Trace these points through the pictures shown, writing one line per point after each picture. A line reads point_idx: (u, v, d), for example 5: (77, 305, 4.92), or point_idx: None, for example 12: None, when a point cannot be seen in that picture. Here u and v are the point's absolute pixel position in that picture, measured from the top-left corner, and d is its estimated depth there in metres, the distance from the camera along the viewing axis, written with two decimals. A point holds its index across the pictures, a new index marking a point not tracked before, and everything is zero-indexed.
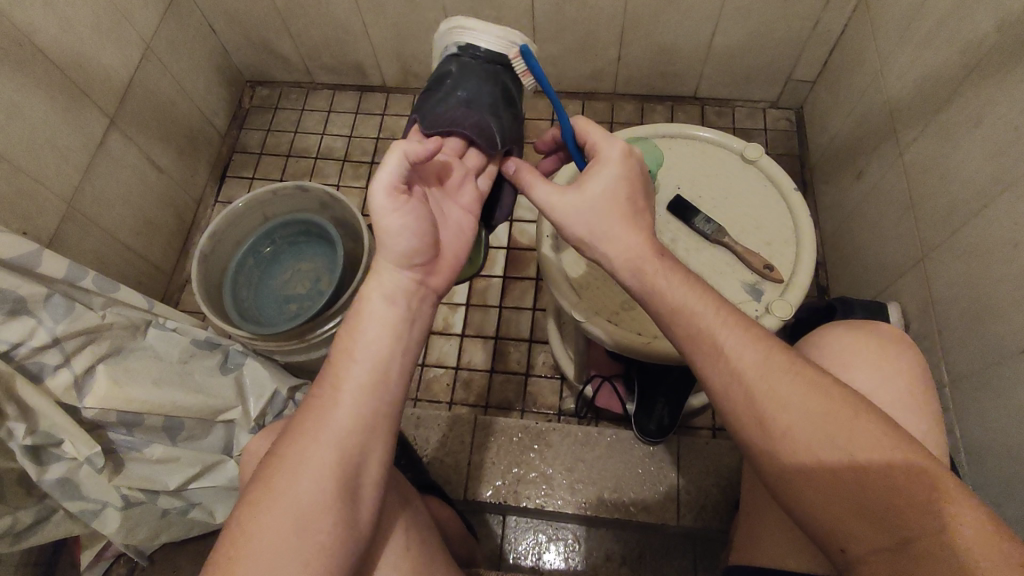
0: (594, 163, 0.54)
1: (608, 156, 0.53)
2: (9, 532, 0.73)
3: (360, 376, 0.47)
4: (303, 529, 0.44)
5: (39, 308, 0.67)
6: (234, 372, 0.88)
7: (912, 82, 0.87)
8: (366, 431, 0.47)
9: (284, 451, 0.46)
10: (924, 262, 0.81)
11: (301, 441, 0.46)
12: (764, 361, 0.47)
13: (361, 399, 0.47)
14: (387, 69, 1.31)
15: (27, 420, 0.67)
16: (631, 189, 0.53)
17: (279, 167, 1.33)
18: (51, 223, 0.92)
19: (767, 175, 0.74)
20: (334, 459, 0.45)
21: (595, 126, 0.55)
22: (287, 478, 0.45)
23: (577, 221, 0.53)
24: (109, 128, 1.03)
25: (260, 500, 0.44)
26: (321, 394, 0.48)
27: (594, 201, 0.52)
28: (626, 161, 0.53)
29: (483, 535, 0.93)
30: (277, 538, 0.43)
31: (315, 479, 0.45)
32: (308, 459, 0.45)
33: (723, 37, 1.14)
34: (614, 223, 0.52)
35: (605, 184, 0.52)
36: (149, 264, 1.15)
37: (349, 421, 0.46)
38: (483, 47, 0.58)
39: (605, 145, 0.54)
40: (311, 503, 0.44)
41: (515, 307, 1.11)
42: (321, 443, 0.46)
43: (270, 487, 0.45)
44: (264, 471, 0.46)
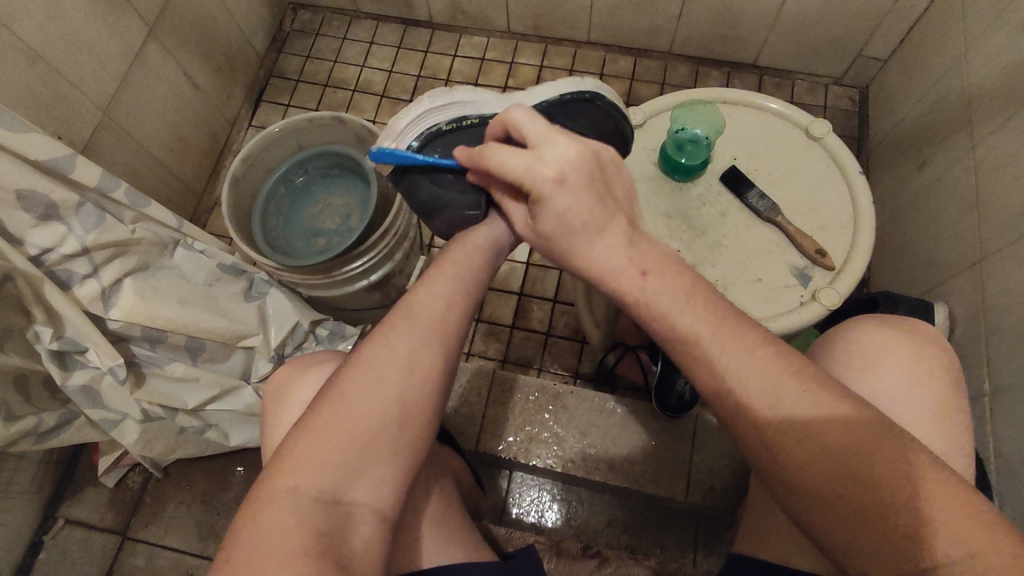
0: (534, 201, 0.46)
1: (539, 190, 0.45)
2: (33, 431, 0.75)
3: (457, 285, 0.51)
4: (402, 416, 0.46)
5: (70, 215, 0.65)
6: (257, 301, 0.87)
7: (1000, 69, 0.81)
8: (459, 332, 0.50)
9: (379, 342, 0.48)
10: (981, 264, 0.77)
11: (402, 334, 0.48)
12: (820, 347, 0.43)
13: (430, 331, 0.49)
14: (434, 3, 1.26)
15: (54, 324, 0.68)
16: (587, 207, 0.45)
17: (315, 96, 1.30)
18: (85, 130, 0.91)
19: (831, 154, 0.69)
20: (433, 355, 0.48)
21: (502, 155, 0.46)
22: (389, 367, 0.47)
23: (554, 256, 0.48)
24: (148, 37, 1.00)
25: (359, 382, 0.46)
26: (417, 294, 0.50)
27: (562, 231, 0.46)
28: (562, 188, 0.44)
29: (488, 487, 0.95)
30: (377, 419, 0.45)
31: (415, 372, 0.47)
32: (409, 352, 0.48)
33: (796, 2, 1.06)
34: (589, 248, 0.45)
35: (560, 216, 0.45)
36: (180, 183, 1.14)
37: (422, 349, 0.48)
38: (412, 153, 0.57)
39: (529, 175, 0.45)
40: (382, 421, 0.45)
41: (543, 265, 1.09)
42: (425, 341, 0.48)
43: (368, 374, 0.46)
44: (357, 359, 0.48)
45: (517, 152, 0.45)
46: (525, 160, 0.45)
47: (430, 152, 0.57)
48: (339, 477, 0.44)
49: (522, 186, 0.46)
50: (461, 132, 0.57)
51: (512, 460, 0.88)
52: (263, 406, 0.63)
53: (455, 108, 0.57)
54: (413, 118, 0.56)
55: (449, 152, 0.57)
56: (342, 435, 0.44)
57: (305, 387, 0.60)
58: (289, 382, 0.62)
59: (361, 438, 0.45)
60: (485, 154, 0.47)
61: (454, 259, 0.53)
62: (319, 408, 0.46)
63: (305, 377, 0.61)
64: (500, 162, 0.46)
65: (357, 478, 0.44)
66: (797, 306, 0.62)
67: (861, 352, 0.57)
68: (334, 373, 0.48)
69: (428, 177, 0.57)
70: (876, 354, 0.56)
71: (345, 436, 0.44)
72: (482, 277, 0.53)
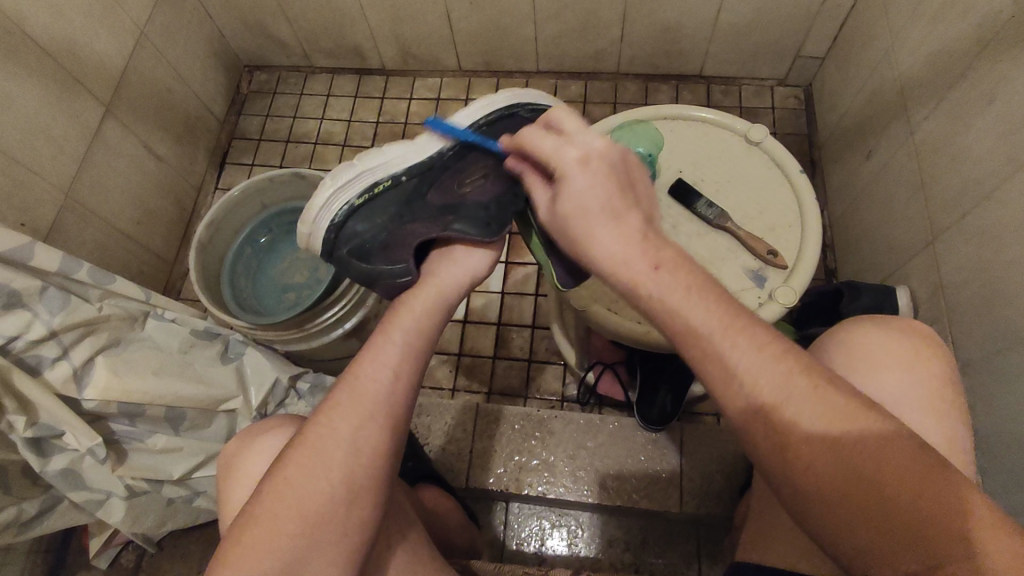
0: (559, 183, 0.48)
1: (566, 169, 0.48)
2: (14, 522, 0.74)
3: (401, 356, 0.51)
4: (349, 496, 0.46)
5: (35, 301, 0.66)
6: (235, 362, 0.88)
7: (924, 58, 0.84)
8: (406, 405, 0.50)
9: (322, 423, 0.48)
10: (933, 244, 0.79)
11: (344, 415, 0.48)
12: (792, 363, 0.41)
13: (374, 409, 0.49)
14: (385, 51, 1.29)
15: (27, 413, 0.67)
16: (608, 193, 0.47)
17: (278, 153, 1.32)
18: (48, 214, 0.92)
19: (770, 157, 0.72)
20: (378, 432, 0.48)
21: (537, 137, 0.50)
22: (330, 451, 0.47)
23: (562, 238, 0.50)
24: (105, 115, 1.02)
25: (305, 466, 0.46)
26: (362, 369, 0.50)
27: (579, 212, 0.47)
28: (587, 168, 0.47)
29: (484, 522, 0.94)
30: (321, 503, 0.45)
31: (359, 450, 0.47)
32: (351, 432, 0.47)
33: (729, 13, 1.11)
34: (597, 232, 0.46)
35: (579, 195, 0.47)
36: (151, 254, 1.15)
37: (364, 429, 0.48)
38: (332, 226, 0.59)
39: (558, 157, 0.48)
40: (325, 505, 0.45)
41: (517, 293, 1.10)
42: (368, 419, 0.48)
43: (309, 459, 0.47)
44: (303, 442, 0.47)
45: (550, 135, 0.49)
46: (555, 142, 0.49)
47: (352, 228, 0.59)
48: (289, 562, 0.44)
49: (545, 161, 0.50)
50: (375, 201, 0.59)
51: (503, 492, 0.88)
52: (218, 481, 0.64)
53: (364, 177, 0.59)
54: (325, 200, 0.58)
55: (372, 223, 0.59)
56: (289, 522, 0.45)
57: (260, 452, 0.61)
58: (238, 453, 0.63)
59: (306, 523, 0.45)
60: (522, 132, 0.52)
61: (401, 327, 0.52)
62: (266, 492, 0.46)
63: (253, 446, 0.62)
64: (537, 141, 0.50)
65: (304, 564, 0.44)
66: (756, 308, 0.64)
67: (860, 348, 0.57)
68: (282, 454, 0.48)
69: (354, 253, 0.60)
70: (871, 351, 0.56)
71: (295, 519, 0.45)
72: (427, 344, 0.53)
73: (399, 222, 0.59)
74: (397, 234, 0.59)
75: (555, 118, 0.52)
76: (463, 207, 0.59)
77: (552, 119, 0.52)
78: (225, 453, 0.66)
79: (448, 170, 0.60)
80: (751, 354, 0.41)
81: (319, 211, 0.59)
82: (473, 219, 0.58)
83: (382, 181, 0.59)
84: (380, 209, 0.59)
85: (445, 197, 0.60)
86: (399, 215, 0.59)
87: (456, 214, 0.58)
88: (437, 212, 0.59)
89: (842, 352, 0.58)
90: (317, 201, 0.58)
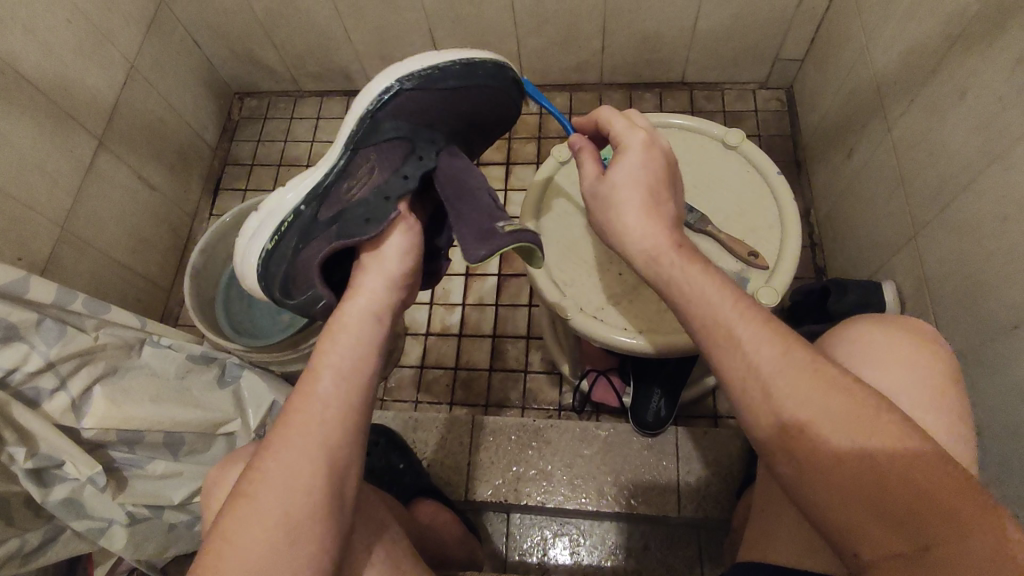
0: (616, 155, 0.53)
1: (631, 145, 0.52)
2: (17, 554, 0.73)
3: (329, 385, 0.50)
4: (292, 537, 0.46)
5: (31, 333, 0.68)
6: (232, 385, 0.89)
7: (898, 55, 0.86)
8: (340, 431, 0.49)
9: (259, 467, 0.48)
10: (916, 239, 0.80)
11: (276, 455, 0.48)
12: (784, 360, 0.43)
13: (306, 443, 0.48)
14: (372, 72, 1.31)
15: (27, 443, 0.67)
16: (655, 177, 0.52)
17: (270, 177, 1.34)
18: (44, 247, 0.93)
19: (747, 160, 0.73)
20: (313, 465, 0.48)
21: (618, 113, 0.55)
22: (266, 494, 0.47)
23: (599, 207, 0.53)
24: (98, 148, 1.04)
25: (245, 514, 0.46)
26: (291, 407, 0.50)
27: (626, 182, 0.51)
28: (649, 151, 0.52)
29: (486, 535, 0.94)
30: (264, 547, 0.45)
31: (297, 485, 0.47)
32: (286, 472, 0.47)
33: (706, 21, 1.13)
34: (637, 206, 0.50)
35: (631, 169, 0.51)
36: (147, 282, 1.16)
37: (299, 464, 0.47)
38: (252, 274, 0.64)
39: (628, 135, 0.53)
40: (268, 549, 0.45)
41: (511, 304, 1.11)
42: (300, 454, 0.48)
43: (248, 505, 0.46)
44: (244, 489, 0.47)
45: (624, 117, 0.55)
46: (627, 124, 0.54)
47: (269, 270, 0.63)
48: None
49: (618, 140, 0.54)
50: (280, 238, 0.62)
51: (503, 503, 0.88)
52: (202, 502, 0.65)
53: (265, 222, 0.63)
54: (243, 253, 0.65)
55: (279, 258, 0.63)
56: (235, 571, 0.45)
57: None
58: (222, 475, 0.64)
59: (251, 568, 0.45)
60: (602, 111, 0.56)
61: (328, 355, 0.52)
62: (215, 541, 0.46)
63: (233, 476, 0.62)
64: (610, 119, 0.55)
65: None
66: None
67: (863, 339, 0.58)
68: (227, 502, 0.48)
69: (281, 292, 0.64)
70: (876, 342, 0.57)
71: (243, 565, 0.45)
72: (360, 366, 0.52)
73: (298, 250, 0.62)
74: (300, 262, 0.62)
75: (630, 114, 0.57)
76: (348, 211, 0.61)
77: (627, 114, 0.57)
78: (208, 477, 0.66)
79: (332, 184, 0.62)
80: None
81: (240, 260, 0.65)
82: (354, 220, 0.60)
83: (280, 219, 0.63)
84: (284, 242, 0.62)
85: (333, 208, 0.62)
86: (298, 243, 0.62)
87: (340, 221, 0.60)
88: (327, 225, 0.61)
89: (846, 340, 0.59)
90: (238, 257, 0.65)
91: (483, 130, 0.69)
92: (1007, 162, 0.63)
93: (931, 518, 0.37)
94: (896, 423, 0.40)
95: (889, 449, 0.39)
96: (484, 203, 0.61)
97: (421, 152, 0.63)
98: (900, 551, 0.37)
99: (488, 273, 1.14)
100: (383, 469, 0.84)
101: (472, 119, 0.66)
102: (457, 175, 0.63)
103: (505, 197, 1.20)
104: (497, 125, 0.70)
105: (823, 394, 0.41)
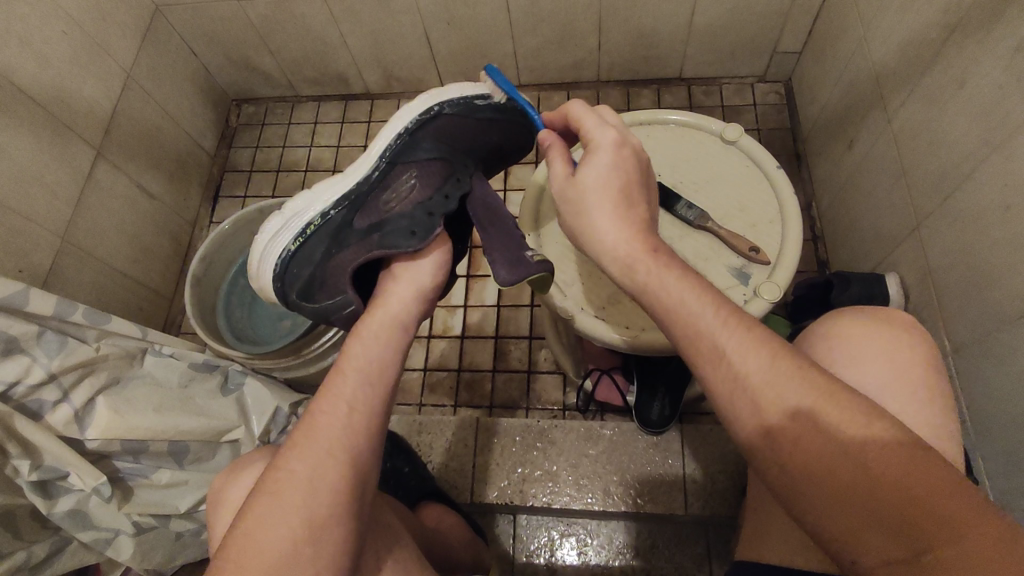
0: (586, 154, 0.51)
1: (601, 144, 0.51)
2: (24, 567, 0.72)
3: (356, 386, 0.51)
4: (312, 538, 0.45)
5: (32, 346, 0.69)
6: (235, 393, 0.89)
7: (896, 45, 0.85)
8: (366, 433, 0.50)
9: (280, 468, 0.47)
10: (918, 230, 0.79)
11: (301, 455, 0.47)
12: (771, 367, 0.42)
13: (334, 443, 0.48)
14: (368, 76, 1.31)
15: (31, 456, 0.68)
16: (625, 178, 0.50)
17: (270, 183, 1.34)
18: (45, 259, 0.93)
19: (747, 154, 0.73)
20: (338, 466, 0.48)
21: (587, 110, 0.53)
22: (292, 494, 0.46)
23: (571, 210, 0.52)
24: (96, 159, 1.04)
25: (265, 515, 0.45)
26: (318, 406, 0.50)
27: (594, 186, 0.50)
28: (621, 152, 0.50)
29: (493, 537, 0.94)
30: (291, 546, 0.44)
31: (320, 486, 0.46)
32: (314, 473, 0.47)
33: (703, 16, 1.12)
34: (605, 213, 0.49)
35: (600, 172, 0.50)
36: (149, 290, 1.16)
37: (325, 464, 0.47)
38: (276, 275, 0.63)
39: (597, 134, 0.51)
40: (288, 550, 0.44)
41: (513, 305, 1.10)
42: (326, 455, 0.48)
43: (274, 504, 0.46)
44: (267, 489, 0.47)
45: (595, 114, 0.53)
46: (598, 121, 0.52)
47: (292, 273, 0.62)
48: None
49: (588, 138, 0.52)
50: (307, 242, 0.62)
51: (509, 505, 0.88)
52: (206, 513, 0.65)
53: (292, 223, 0.62)
54: (265, 250, 0.63)
55: (305, 262, 0.62)
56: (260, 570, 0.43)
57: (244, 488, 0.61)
58: (224, 487, 0.64)
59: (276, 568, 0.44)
60: (571, 105, 0.54)
61: (354, 359, 0.52)
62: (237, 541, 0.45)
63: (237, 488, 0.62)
64: (580, 117, 0.53)
65: None
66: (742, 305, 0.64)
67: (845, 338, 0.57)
68: (246, 504, 0.46)
69: (302, 297, 0.63)
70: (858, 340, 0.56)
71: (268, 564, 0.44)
72: (385, 370, 0.53)
73: (329, 256, 0.61)
74: (330, 268, 0.61)
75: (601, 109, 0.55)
76: (387, 224, 0.61)
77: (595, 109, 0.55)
78: (216, 485, 0.66)
79: (371, 193, 0.62)
80: (732, 346, 0.43)
81: (261, 257, 0.63)
82: (396, 232, 0.60)
83: (310, 222, 0.62)
84: (313, 247, 0.62)
85: (370, 218, 0.62)
86: (329, 249, 0.61)
87: (380, 232, 0.60)
88: (364, 233, 0.61)
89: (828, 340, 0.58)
90: (256, 252, 0.63)
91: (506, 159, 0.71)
92: (1010, 151, 0.63)
93: (920, 518, 0.36)
94: (879, 423, 0.39)
95: (881, 450, 0.38)
96: (514, 229, 0.64)
97: (457, 172, 0.65)
98: (895, 555, 0.37)
99: (489, 274, 1.13)
100: (387, 473, 0.84)
101: (500, 150, 0.68)
102: (487, 204, 0.65)
103: (505, 197, 1.20)
104: (518, 150, 0.71)
105: (813, 396, 0.41)
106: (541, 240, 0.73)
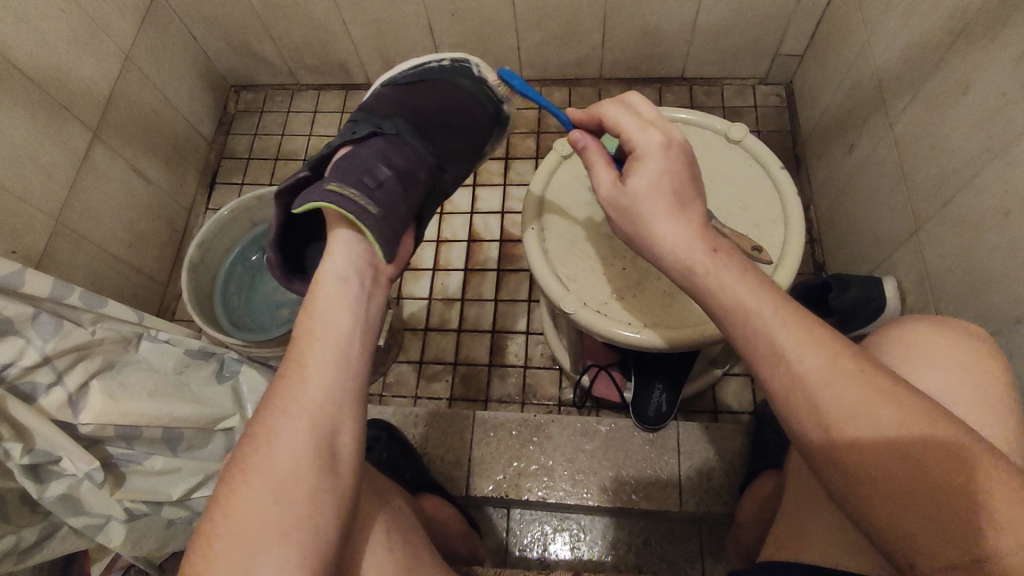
0: (634, 161, 0.51)
1: (647, 149, 0.51)
2: (13, 551, 0.72)
3: (309, 350, 0.50)
4: (282, 502, 0.45)
5: (27, 327, 0.68)
6: (230, 380, 0.88)
7: (898, 51, 0.85)
8: (321, 395, 0.48)
9: (255, 435, 0.48)
10: (917, 234, 0.80)
11: (266, 420, 0.48)
12: (822, 367, 0.42)
13: (293, 407, 0.48)
14: (370, 66, 1.30)
15: (23, 439, 0.66)
16: (678, 180, 0.50)
17: (267, 170, 1.32)
18: (40, 241, 0.92)
19: (751, 154, 0.73)
20: (300, 429, 0.47)
21: (625, 113, 0.53)
22: (264, 461, 0.46)
23: (626, 220, 0.51)
24: (92, 140, 1.02)
25: (242, 482, 0.46)
26: (281, 373, 0.50)
27: (648, 192, 0.49)
28: (668, 154, 0.50)
29: (486, 529, 0.94)
30: (258, 517, 0.44)
31: (284, 452, 0.46)
32: (279, 439, 0.47)
33: (707, 16, 1.12)
34: (661, 220, 0.49)
35: (653, 178, 0.49)
36: (143, 276, 1.15)
37: (285, 428, 0.47)
38: None
39: (640, 136, 0.51)
40: (263, 518, 0.44)
41: (511, 299, 1.10)
42: (287, 419, 0.47)
43: (246, 469, 0.46)
44: (240, 461, 0.47)
45: (632, 116, 0.53)
46: (638, 124, 0.52)
47: None
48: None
49: (632, 144, 0.52)
50: None
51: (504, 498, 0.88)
52: None
53: None
54: None
55: None
56: (235, 537, 0.44)
57: None
58: None
59: (246, 539, 0.44)
60: (607, 108, 0.54)
61: (309, 323, 0.51)
62: (217, 513, 0.46)
63: None
64: (619, 119, 0.53)
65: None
66: None
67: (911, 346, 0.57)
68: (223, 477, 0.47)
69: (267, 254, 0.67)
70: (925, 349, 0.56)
71: (237, 535, 0.44)
72: (340, 329, 0.51)
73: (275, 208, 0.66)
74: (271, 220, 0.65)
75: (630, 100, 0.55)
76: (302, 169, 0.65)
77: (627, 101, 0.56)
78: None
79: None
80: None
81: None
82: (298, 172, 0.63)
83: None
84: None
85: None
86: None
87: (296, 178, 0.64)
88: None
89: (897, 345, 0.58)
90: None
91: (448, 131, 0.67)
92: (1010, 158, 0.64)
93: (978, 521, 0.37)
94: (941, 427, 0.40)
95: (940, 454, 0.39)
96: (394, 189, 0.59)
97: (376, 121, 0.64)
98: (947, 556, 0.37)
99: (488, 269, 1.13)
100: (384, 463, 0.84)
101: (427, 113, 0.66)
102: (382, 153, 0.61)
103: (505, 191, 1.20)
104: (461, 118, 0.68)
105: (869, 399, 0.41)
106: (544, 235, 0.73)
